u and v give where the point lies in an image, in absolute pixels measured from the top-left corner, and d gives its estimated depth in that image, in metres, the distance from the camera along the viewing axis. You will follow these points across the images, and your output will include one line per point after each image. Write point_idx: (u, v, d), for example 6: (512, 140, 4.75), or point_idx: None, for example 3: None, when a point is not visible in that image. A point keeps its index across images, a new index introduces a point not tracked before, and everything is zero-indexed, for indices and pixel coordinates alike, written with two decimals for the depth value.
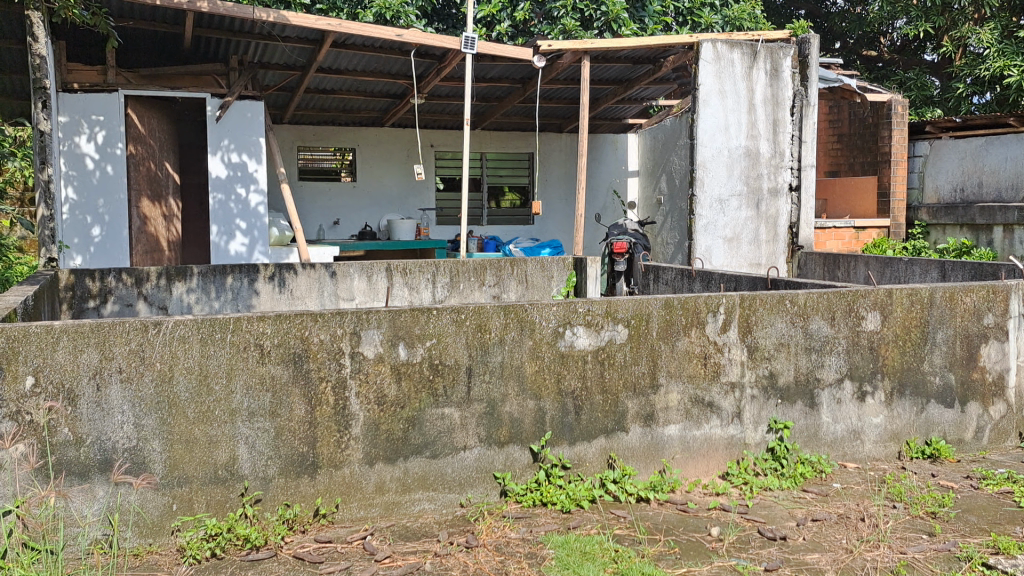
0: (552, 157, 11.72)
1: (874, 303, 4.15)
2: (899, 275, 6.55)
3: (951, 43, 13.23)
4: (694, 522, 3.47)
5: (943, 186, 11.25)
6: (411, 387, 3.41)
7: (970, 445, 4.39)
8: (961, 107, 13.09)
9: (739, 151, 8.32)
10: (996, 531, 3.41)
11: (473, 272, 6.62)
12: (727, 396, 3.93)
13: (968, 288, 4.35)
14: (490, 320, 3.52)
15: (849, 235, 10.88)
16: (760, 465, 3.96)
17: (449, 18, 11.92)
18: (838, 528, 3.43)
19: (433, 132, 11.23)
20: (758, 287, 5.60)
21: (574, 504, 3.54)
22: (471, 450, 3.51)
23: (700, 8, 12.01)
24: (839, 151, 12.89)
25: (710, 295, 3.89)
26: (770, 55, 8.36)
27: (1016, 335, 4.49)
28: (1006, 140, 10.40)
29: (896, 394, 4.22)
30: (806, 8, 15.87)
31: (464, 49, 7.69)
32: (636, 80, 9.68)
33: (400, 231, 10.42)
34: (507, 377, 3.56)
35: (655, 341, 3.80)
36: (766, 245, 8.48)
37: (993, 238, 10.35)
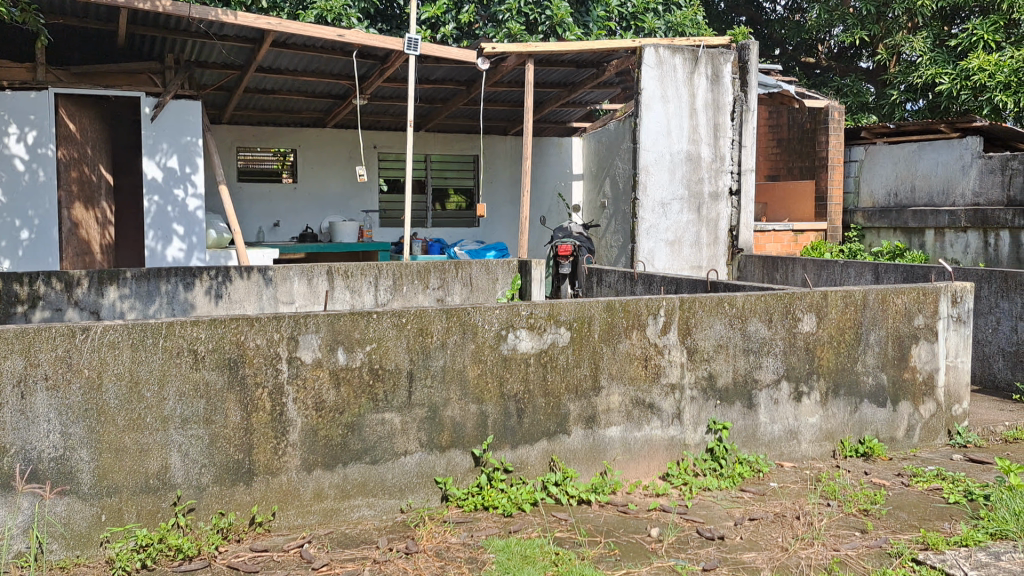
0: (496, 160, 11.72)
1: (810, 305, 4.23)
2: (835, 277, 6.69)
3: (886, 51, 13.55)
4: (634, 524, 3.49)
5: (877, 191, 11.51)
6: (350, 393, 3.37)
7: (901, 443, 4.50)
8: (896, 114, 13.45)
9: (681, 155, 8.41)
10: (926, 528, 3.48)
11: (416, 275, 6.63)
12: (667, 397, 3.97)
13: (899, 290, 4.44)
14: (431, 324, 3.50)
15: (788, 238, 11.08)
16: (699, 465, 4.01)
17: (393, 19, 11.86)
18: (774, 526, 3.48)
19: (375, 134, 11.15)
20: (699, 289, 5.66)
21: (515, 508, 3.53)
22: (412, 456, 3.49)
23: (643, 13, 12.11)
24: (778, 155, 13.09)
25: (651, 298, 3.92)
26: (711, 61, 8.48)
27: (946, 335, 4.59)
28: (938, 146, 10.70)
29: (831, 394, 4.30)
30: (747, 14, 16.00)
31: (408, 51, 7.62)
32: (579, 84, 9.73)
33: (342, 234, 10.38)
34: (449, 381, 3.54)
35: (597, 343, 3.81)
36: (707, 247, 8.60)
37: (925, 241, 10.73)
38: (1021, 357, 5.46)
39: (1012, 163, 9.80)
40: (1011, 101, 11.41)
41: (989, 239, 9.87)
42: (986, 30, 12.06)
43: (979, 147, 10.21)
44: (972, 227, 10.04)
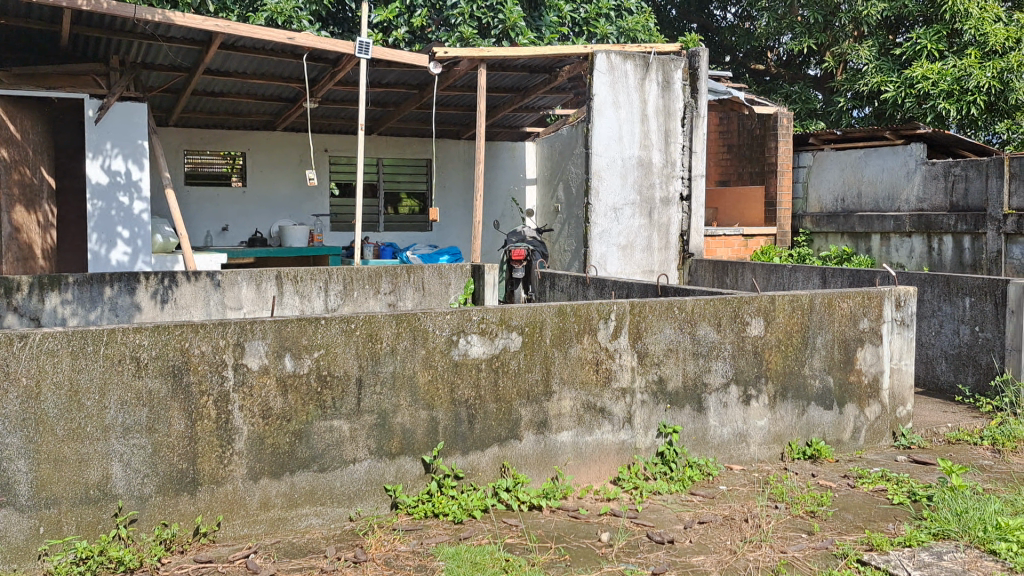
0: (448, 164, 11.68)
1: (758, 309, 4.28)
2: (784, 281, 6.80)
3: (833, 59, 13.78)
4: (585, 529, 3.50)
5: (825, 196, 11.71)
6: (297, 400, 3.33)
7: (848, 445, 4.57)
8: (843, 121, 13.70)
9: (632, 161, 8.46)
10: (871, 529, 3.54)
11: (368, 279, 6.59)
12: (618, 401, 3.98)
13: (845, 294, 4.50)
14: (381, 330, 3.47)
15: (738, 243, 11.11)
16: (650, 469, 4.03)
17: (344, 22, 11.77)
18: (723, 529, 3.51)
19: (327, 137, 11.05)
20: (649, 293, 5.70)
21: (465, 514, 3.52)
22: (361, 463, 3.45)
23: (595, 19, 12.18)
24: (729, 161, 13.25)
25: (602, 302, 3.93)
26: (661, 67, 8.57)
27: (890, 338, 4.67)
28: (884, 152, 10.91)
29: (778, 397, 4.35)
30: (698, 21, 16.13)
31: (359, 54, 7.56)
32: (532, 89, 9.74)
33: (292, 238, 10.18)
34: (398, 388, 3.51)
35: (549, 347, 3.81)
36: (658, 252, 8.66)
37: (871, 245, 10.94)
38: (963, 359, 5.58)
39: (953, 170, 9.99)
40: (954, 108, 11.78)
41: (933, 244, 10.12)
42: (929, 39, 12.42)
43: (923, 153, 10.43)
44: (916, 232, 10.29)
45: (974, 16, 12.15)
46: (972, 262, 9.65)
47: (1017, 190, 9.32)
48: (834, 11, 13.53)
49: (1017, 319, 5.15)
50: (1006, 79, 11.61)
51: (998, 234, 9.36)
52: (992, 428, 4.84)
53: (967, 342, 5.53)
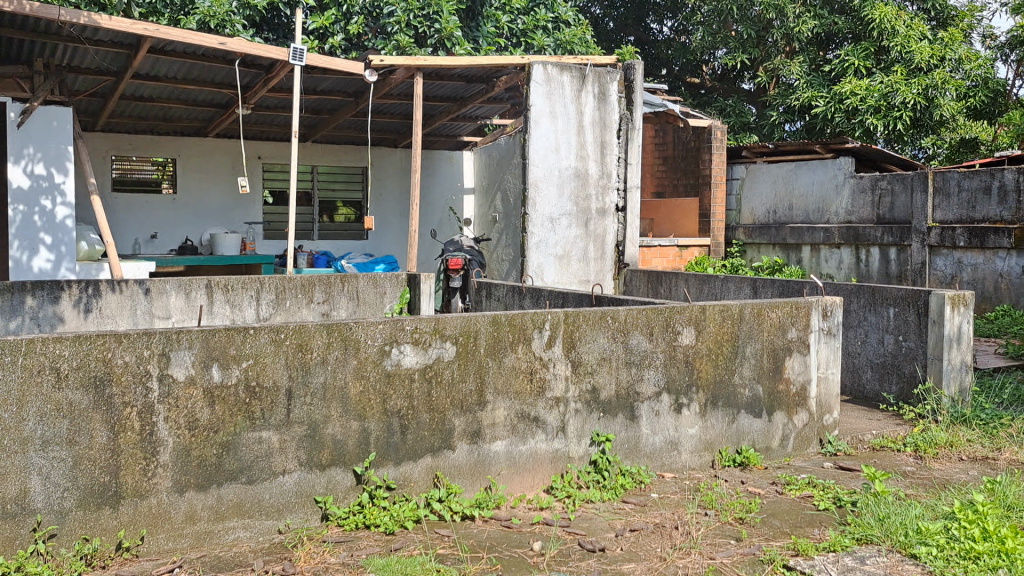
0: (384, 173, 11.62)
1: (689, 318, 4.35)
2: (715, 291, 6.95)
3: (766, 74, 14.06)
4: (517, 538, 3.50)
5: (757, 208, 11.96)
6: (225, 411, 3.27)
7: (776, 452, 4.66)
8: (775, 134, 14.03)
9: (568, 172, 8.53)
10: (797, 534, 3.61)
11: (300, 289, 6.53)
12: (552, 410, 4.00)
13: (774, 304, 4.60)
14: (311, 339, 3.44)
15: (673, 253, 11.21)
16: (583, 478, 4.05)
17: (279, 28, 11.63)
18: (654, 537, 3.55)
19: (260, 144, 10.90)
20: (584, 303, 5.74)
21: (397, 526, 3.49)
22: (290, 475, 3.41)
23: (533, 30, 12.26)
24: (664, 173, 13.42)
25: (536, 312, 3.96)
26: (597, 79, 8.65)
27: (818, 348, 4.78)
28: (813, 166, 11.18)
29: (709, 406, 4.42)
30: (635, 34, 16.29)
31: (292, 61, 7.48)
32: (469, 99, 9.76)
33: (224, 246, 10.08)
34: (329, 399, 3.48)
35: (483, 357, 3.82)
36: (594, 262, 8.75)
37: (802, 257, 11.25)
38: (887, 368, 5.74)
39: (881, 183, 10.28)
40: (881, 123, 12.19)
41: (861, 255, 10.49)
42: (857, 56, 12.78)
43: (851, 167, 10.71)
44: (845, 244, 10.64)
45: (901, 34, 12.57)
46: (897, 274, 10.04)
47: (940, 205, 9.66)
48: (767, 27, 13.76)
49: (939, 329, 5.32)
50: (930, 95, 12.07)
51: (922, 246, 9.71)
52: (914, 434, 4.98)
53: (891, 351, 5.69)
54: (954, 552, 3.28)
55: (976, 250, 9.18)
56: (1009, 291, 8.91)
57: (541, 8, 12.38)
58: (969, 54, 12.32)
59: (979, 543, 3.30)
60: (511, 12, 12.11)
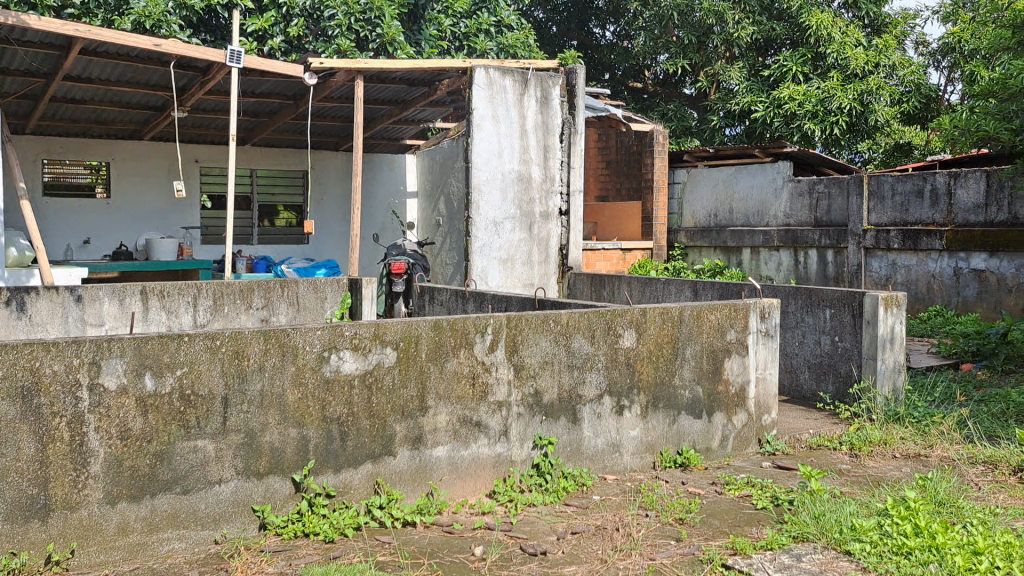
0: (325, 176, 11.50)
1: (630, 321, 4.38)
2: (657, 294, 7.02)
3: (706, 79, 14.21)
4: (458, 544, 3.49)
5: (698, 212, 12.11)
6: (158, 420, 3.21)
7: (716, 453, 4.72)
8: (716, 138, 14.32)
9: (512, 175, 8.54)
10: (736, 534, 3.66)
11: (238, 294, 6.44)
12: (494, 415, 4.00)
13: (713, 307, 4.66)
14: (248, 346, 3.38)
15: (616, 257, 11.27)
16: (526, 481, 4.06)
17: (217, 29, 11.46)
18: (595, 539, 3.57)
19: (197, 148, 10.72)
20: (527, 307, 5.75)
21: (337, 533, 3.46)
22: (226, 484, 3.35)
23: (475, 34, 12.25)
24: (607, 177, 13.52)
25: (478, 316, 3.95)
26: (540, 83, 8.69)
27: (756, 349, 4.85)
28: (752, 170, 11.35)
29: (650, 408, 4.46)
30: (578, 38, 16.37)
31: (229, 63, 7.38)
32: (411, 102, 9.71)
33: (160, 251, 9.88)
34: (267, 406, 3.43)
35: (424, 362, 3.80)
36: (538, 266, 8.78)
37: (742, 259, 11.43)
38: (824, 368, 5.85)
39: (818, 187, 10.48)
40: (819, 128, 12.54)
41: (800, 257, 10.71)
42: (795, 62, 13.03)
43: (790, 171, 10.91)
44: (784, 246, 10.86)
45: (836, 40, 12.84)
46: (834, 276, 10.27)
47: (875, 208, 9.88)
48: (707, 32, 13.89)
49: (873, 330, 5.44)
50: (865, 100, 12.40)
51: (858, 248, 9.94)
52: (850, 433, 5.08)
53: (828, 351, 5.80)
54: (887, 547, 3.35)
55: (909, 252, 9.43)
56: (941, 291, 9.16)
57: (484, 12, 12.37)
58: (902, 61, 12.73)
59: (912, 539, 3.37)
60: (454, 15, 12.07)
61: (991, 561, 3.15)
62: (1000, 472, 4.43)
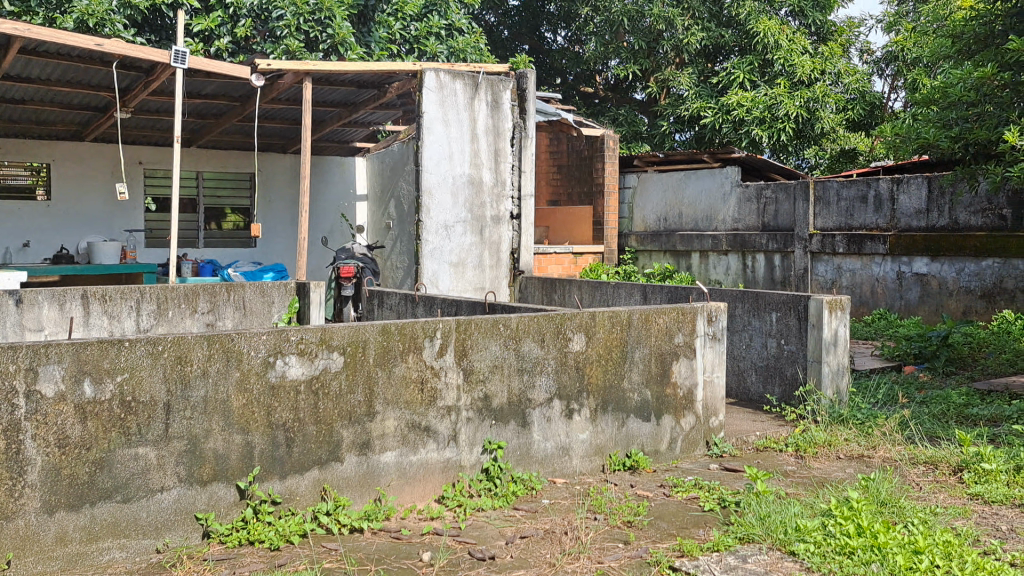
0: (273, 179, 11.37)
1: (579, 325, 4.40)
2: (607, 298, 7.05)
3: (657, 84, 14.33)
4: (406, 549, 3.46)
5: (649, 216, 12.21)
6: (98, 428, 3.14)
7: (665, 455, 4.75)
8: (666, 143, 14.34)
9: (463, 179, 8.53)
10: (683, 535, 3.69)
11: (184, 298, 6.32)
12: (443, 420, 3.98)
13: (661, 310, 4.69)
14: (191, 351, 3.32)
15: (568, 261, 11.35)
16: (475, 486, 4.05)
17: (162, 29, 11.28)
18: (544, 543, 3.57)
19: (141, 149, 10.53)
20: (477, 310, 5.73)
21: (282, 541, 3.42)
22: (169, 492, 3.29)
23: (426, 37, 12.22)
24: (558, 181, 13.56)
25: (427, 320, 3.93)
26: (490, 87, 8.69)
27: (703, 352, 4.90)
28: (701, 175, 11.47)
29: (599, 411, 4.48)
30: (529, 42, 16.39)
31: (174, 63, 7.25)
32: (360, 104, 9.64)
33: (102, 255, 9.65)
34: (210, 412, 3.37)
35: (372, 367, 3.77)
36: (489, 269, 8.77)
37: (691, 263, 11.57)
38: (770, 371, 5.93)
39: (765, 193, 10.62)
40: (766, 135, 12.75)
41: (747, 261, 10.85)
42: (742, 70, 13.21)
43: (737, 176, 11.05)
44: (732, 250, 10.99)
45: (783, 47, 13.06)
46: (781, 280, 10.43)
47: (821, 213, 10.05)
48: (657, 39, 14.11)
49: (818, 332, 5.53)
50: (811, 108, 12.74)
51: (805, 252, 10.11)
52: (795, 435, 5.15)
53: (774, 354, 5.88)
54: (830, 547, 3.40)
55: (854, 256, 9.61)
56: (884, 295, 9.35)
57: (433, 15, 12.31)
58: (847, 68, 13.14)
59: (855, 538, 3.43)
60: (404, 18, 12.02)
61: (930, 560, 3.22)
62: (941, 472, 4.53)
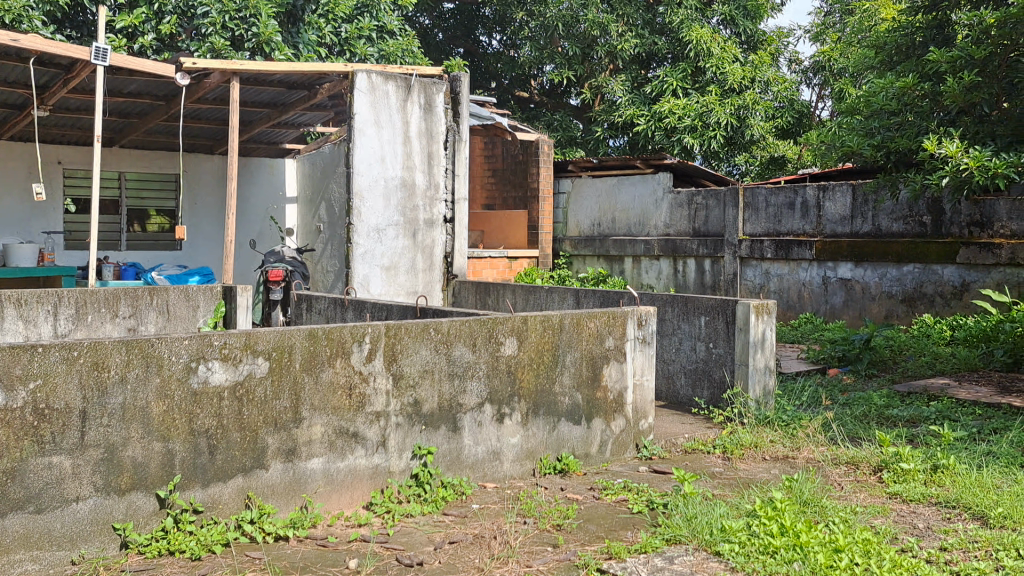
0: (200, 180, 11.13)
1: (511, 329, 4.39)
2: (541, 302, 7.07)
3: (591, 90, 14.43)
4: (332, 557, 3.41)
5: (583, 221, 12.28)
6: (10, 436, 3.02)
7: (595, 458, 4.77)
8: (600, 149, 14.47)
9: (395, 182, 8.46)
10: (611, 538, 3.70)
11: (104, 302, 6.14)
12: (372, 426, 3.93)
13: (592, 314, 4.72)
14: (108, 357, 3.22)
15: (503, 265, 11.31)
16: (404, 492, 4.01)
17: (83, 26, 10.98)
18: (473, 548, 3.55)
19: (61, 149, 10.22)
20: (409, 314, 5.69)
21: (204, 550, 3.33)
22: (85, 502, 3.19)
23: (357, 39, 12.11)
24: (493, 185, 13.57)
25: (355, 325, 3.88)
26: (423, 90, 8.64)
27: (633, 355, 4.94)
28: (634, 181, 11.58)
29: (530, 414, 4.48)
30: (464, 45, 16.37)
31: (95, 60, 7.04)
32: (290, 105, 9.50)
33: (19, 257, 9.31)
34: (129, 420, 3.27)
35: (298, 372, 3.71)
36: (422, 273, 8.73)
37: (624, 268, 11.67)
38: (699, 374, 6.00)
39: (696, 199, 10.78)
40: (698, 142, 12.96)
41: (678, 266, 10.99)
42: (675, 77, 13.39)
43: (669, 182, 11.18)
44: (663, 255, 11.13)
45: (715, 55, 13.29)
46: (712, 284, 10.58)
47: (750, 219, 10.23)
48: (591, 44, 14.09)
49: (745, 336, 5.62)
50: (742, 115, 12.99)
51: (734, 258, 10.28)
52: (723, 437, 5.22)
53: (703, 358, 5.96)
54: (754, 547, 3.45)
55: (782, 261, 9.81)
56: (811, 299, 9.56)
57: (365, 16, 12.21)
58: (776, 77, 13.47)
59: (779, 538, 3.49)
60: (334, 19, 11.92)
61: (851, 558, 3.28)
62: (862, 472, 4.65)
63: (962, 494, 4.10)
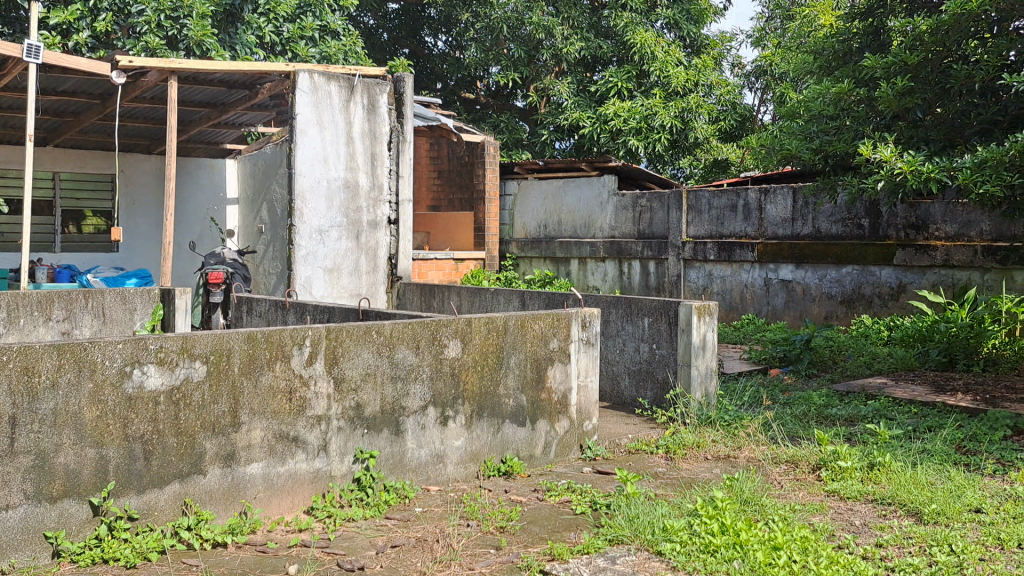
0: (137, 180, 10.91)
1: (455, 331, 4.38)
2: (486, 304, 7.06)
3: (536, 93, 14.46)
4: (272, 563, 3.36)
5: (529, 223, 12.30)
6: None
7: (539, 459, 4.78)
8: (546, 151, 14.50)
9: (338, 183, 8.38)
10: (554, 539, 3.70)
11: (36, 304, 6.00)
12: (313, 429, 3.89)
13: (536, 316, 4.73)
14: (39, 362, 3.13)
15: (449, 266, 11.26)
16: (346, 496, 3.96)
17: (15, 22, 10.69)
18: (415, 551, 3.53)
19: None
20: (351, 318, 5.66)
21: (139, 558, 3.27)
22: (15, 510, 3.10)
23: (298, 39, 11.98)
24: (439, 187, 13.53)
25: (296, 328, 3.83)
26: (367, 90, 8.59)
27: (577, 356, 4.96)
28: (580, 183, 11.64)
29: (474, 417, 4.47)
30: (410, 46, 16.27)
31: (27, 58, 6.86)
32: (230, 105, 9.35)
33: None
34: (60, 425, 3.19)
35: (237, 376, 3.65)
36: (365, 275, 8.66)
37: (570, 270, 11.72)
38: (643, 375, 6.05)
39: (641, 201, 10.87)
40: (642, 144, 13.09)
41: (623, 268, 11.07)
42: (620, 79, 13.50)
43: (614, 185, 11.27)
44: (609, 257, 11.20)
45: (659, 59, 13.42)
46: (656, 286, 10.67)
47: (693, 221, 10.35)
48: (537, 47, 14.10)
49: (687, 337, 5.69)
50: (685, 118, 13.14)
51: (678, 260, 10.39)
52: (666, 437, 5.27)
53: (646, 358, 6.01)
54: (694, 547, 3.49)
55: (724, 263, 9.93)
56: (753, 300, 9.70)
57: (308, 15, 12.08)
58: (719, 81, 13.67)
59: (719, 536, 3.53)
60: (275, 19, 11.78)
61: (789, 555, 3.33)
62: (802, 471, 4.72)
63: (897, 491, 4.19)
